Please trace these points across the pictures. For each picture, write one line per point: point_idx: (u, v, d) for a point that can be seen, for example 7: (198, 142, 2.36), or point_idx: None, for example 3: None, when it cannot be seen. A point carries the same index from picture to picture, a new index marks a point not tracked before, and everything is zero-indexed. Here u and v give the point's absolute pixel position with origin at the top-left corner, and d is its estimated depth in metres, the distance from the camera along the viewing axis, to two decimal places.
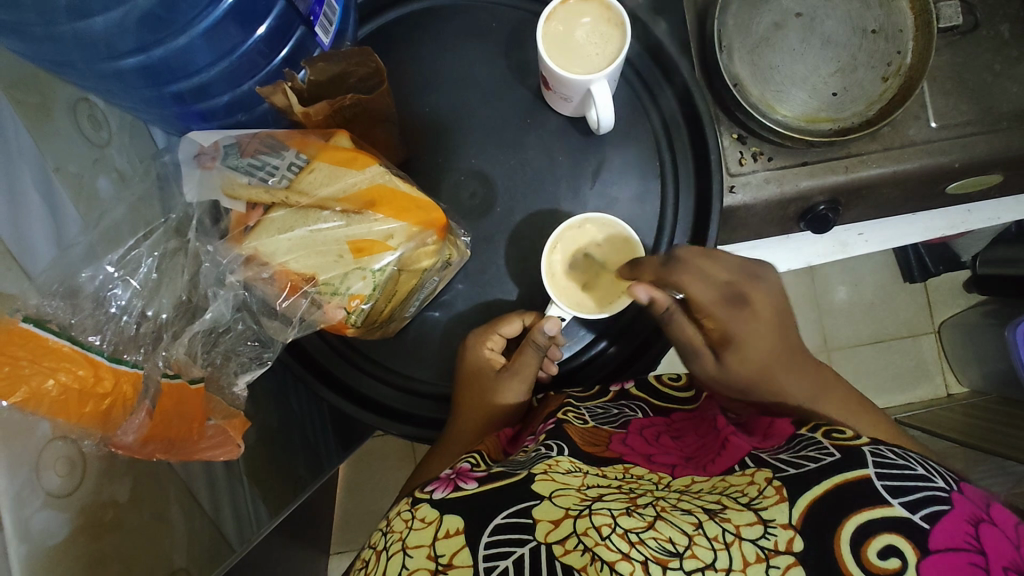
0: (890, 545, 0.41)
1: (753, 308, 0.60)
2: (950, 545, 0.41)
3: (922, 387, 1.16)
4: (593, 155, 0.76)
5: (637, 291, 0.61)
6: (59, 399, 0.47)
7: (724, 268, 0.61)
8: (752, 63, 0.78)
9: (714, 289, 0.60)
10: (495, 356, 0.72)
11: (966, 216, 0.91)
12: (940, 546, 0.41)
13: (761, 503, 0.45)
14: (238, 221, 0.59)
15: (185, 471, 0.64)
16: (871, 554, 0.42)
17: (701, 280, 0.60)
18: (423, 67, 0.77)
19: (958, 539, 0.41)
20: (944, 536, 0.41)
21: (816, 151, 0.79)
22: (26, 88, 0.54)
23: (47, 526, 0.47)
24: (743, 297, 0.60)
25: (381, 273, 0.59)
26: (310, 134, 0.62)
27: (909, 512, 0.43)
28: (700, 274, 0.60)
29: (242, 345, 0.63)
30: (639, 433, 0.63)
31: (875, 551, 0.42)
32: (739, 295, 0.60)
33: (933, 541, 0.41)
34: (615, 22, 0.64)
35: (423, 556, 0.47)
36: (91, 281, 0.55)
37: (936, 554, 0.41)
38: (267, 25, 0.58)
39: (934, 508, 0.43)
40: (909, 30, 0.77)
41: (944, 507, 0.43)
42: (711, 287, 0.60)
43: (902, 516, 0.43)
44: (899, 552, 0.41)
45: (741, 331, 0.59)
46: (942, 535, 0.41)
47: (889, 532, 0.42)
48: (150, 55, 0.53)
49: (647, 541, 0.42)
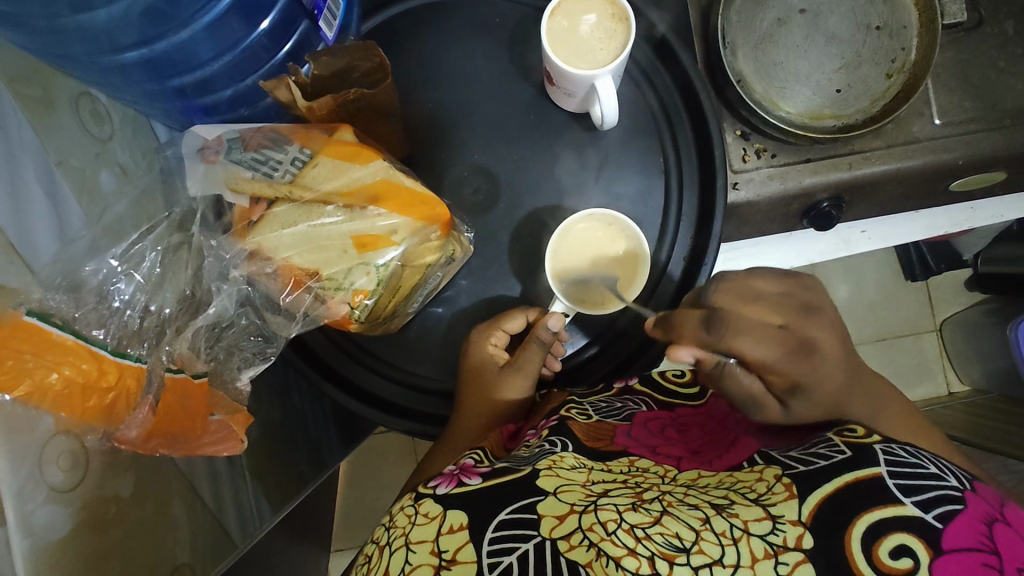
0: (902, 544, 0.41)
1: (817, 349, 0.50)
2: (963, 545, 0.40)
3: (924, 385, 1.16)
4: (597, 151, 0.76)
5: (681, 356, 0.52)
6: (62, 393, 0.48)
7: (769, 295, 0.51)
8: (756, 59, 0.78)
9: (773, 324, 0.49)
10: (499, 353, 0.72)
11: (970, 214, 0.91)
12: (954, 546, 0.40)
13: (769, 500, 0.46)
14: (242, 215, 0.58)
15: (188, 466, 0.64)
16: (882, 553, 0.41)
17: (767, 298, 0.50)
18: (426, 62, 0.76)
19: (972, 540, 0.41)
20: (957, 537, 0.41)
21: (820, 148, 0.79)
22: (30, 82, 0.54)
23: (51, 521, 0.46)
24: (806, 342, 0.50)
25: (385, 268, 0.59)
26: (314, 128, 0.61)
27: (921, 511, 0.43)
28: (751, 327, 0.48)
29: (246, 340, 0.63)
30: (643, 426, 0.63)
31: (886, 550, 0.41)
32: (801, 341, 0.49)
33: (946, 541, 0.41)
34: (620, 17, 0.63)
35: (426, 551, 0.47)
36: (94, 275, 0.55)
37: (950, 554, 0.40)
38: (271, 19, 0.58)
39: (947, 507, 0.43)
40: (913, 27, 0.77)
41: (957, 506, 0.43)
42: (769, 342, 0.48)
43: (915, 515, 0.42)
44: (911, 552, 0.40)
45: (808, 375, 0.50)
46: (955, 535, 0.41)
47: (901, 532, 0.42)
48: (152, 49, 0.53)
49: (654, 536, 0.42)
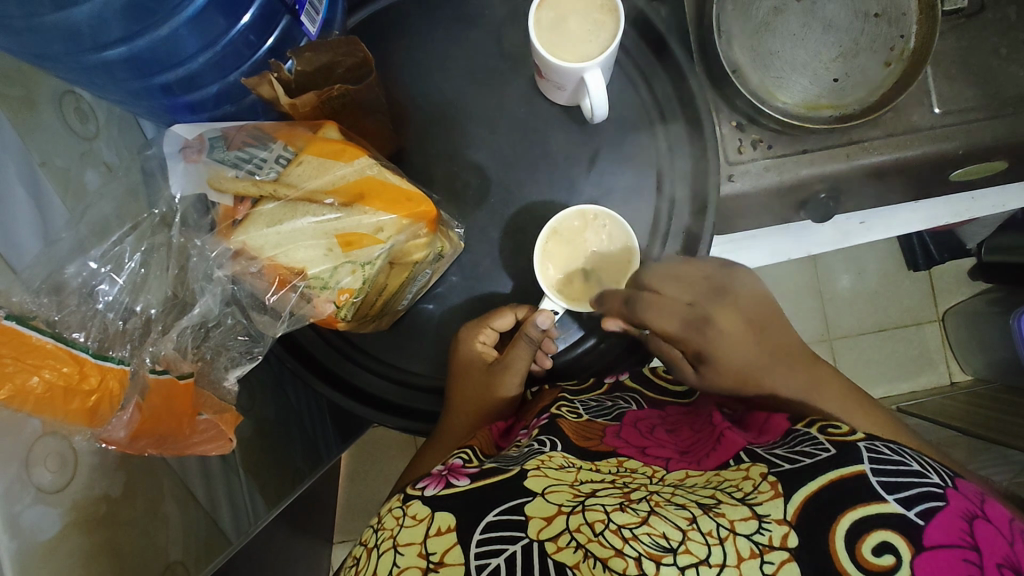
0: (884, 541, 0.41)
1: (720, 327, 0.61)
2: (944, 542, 0.40)
3: (926, 376, 1.15)
4: (588, 145, 0.75)
5: (609, 325, 0.67)
6: (44, 396, 0.47)
7: (686, 290, 0.63)
8: (752, 49, 0.77)
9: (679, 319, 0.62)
10: (488, 350, 0.73)
11: (970, 204, 0.89)
12: (935, 542, 0.40)
13: (755, 498, 0.45)
14: (225, 214, 0.57)
15: (180, 465, 0.64)
16: (865, 550, 0.41)
17: (664, 312, 0.62)
18: (416, 56, 0.76)
19: (953, 537, 0.40)
20: (939, 533, 0.40)
21: (816, 138, 0.78)
22: (12, 82, 0.54)
23: (39, 522, 0.47)
24: (706, 319, 0.61)
25: (371, 266, 0.58)
26: (297, 126, 0.61)
27: (904, 508, 0.42)
28: (665, 306, 0.62)
29: (232, 340, 0.63)
30: (632, 426, 0.63)
31: (869, 548, 0.41)
32: (704, 319, 0.61)
33: (928, 538, 0.40)
34: (609, 9, 0.62)
35: (413, 553, 0.47)
36: (76, 277, 0.56)
37: (931, 551, 0.40)
38: (252, 14, 0.57)
39: (928, 504, 0.42)
40: (912, 13, 0.75)
41: (940, 503, 0.42)
42: (674, 318, 0.62)
43: (897, 511, 0.42)
44: (893, 549, 0.40)
45: (713, 350, 0.61)
46: (936, 531, 0.41)
47: (883, 530, 0.41)
48: (133, 47, 0.52)
49: (641, 537, 0.41)
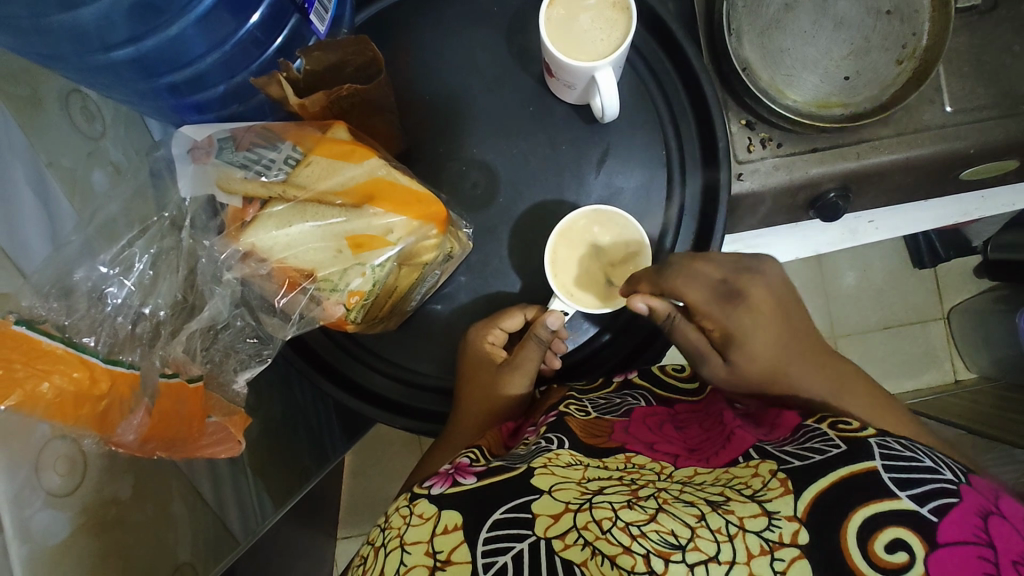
0: (897, 538, 0.40)
1: (751, 303, 0.60)
2: (958, 538, 0.39)
3: (930, 373, 1.14)
4: (597, 143, 0.74)
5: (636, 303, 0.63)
6: (54, 401, 0.47)
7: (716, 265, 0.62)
8: (763, 46, 0.76)
9: (707, 288, 0.61)
10: (497, 350, 0.72)
11: (979, 203, 0.89)
12: (949, 539, 0.39)
13: (764, 495, 0.45)
14: (235, 216, 0.57)
15: (188, 465, 0.64)
16: (877, 546, 0.40)
17: (691, 280, 0.62)
18: (424, 53, 0.75)
19: (967, 533, 0.40)
20: (952, 530, 0.40)
21: (827, 137, 0.77)
22: (17, 81, 0.54)
23: (48, 526, 0.48)
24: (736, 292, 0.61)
25: (381, 269, 0.58)
26: (306, 125, 0.60)
27: (917, 504, 0.42)
28: (695, 276, 0.62)
29: (241, 343, 0.62)
30: (642, 422, 0.62)
31: (882, 544, 0.40)
32: (735, 292, 0.61)
33: (941, 534, 0.40)
34: (620, 7, 0.62)
35: (421, 552, 0.46)
36: (85, 280, 0.55)
37: (943, 548, 0.39)
38: (261, 13, 0.56)
39: (941, 501, 0.42)
40: (925, 11, 0.74)
41: (952, 499, 0.42)
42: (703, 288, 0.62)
43: (909, 508, 0.42)
44: (906, 546, 0.40)
45: (738, 325, 0.60)
46: (950, 528, 0.40)
47: (896, 526, 0.41)
48: (141, 47, 0.51)
49: (649, 534, 0.41)
